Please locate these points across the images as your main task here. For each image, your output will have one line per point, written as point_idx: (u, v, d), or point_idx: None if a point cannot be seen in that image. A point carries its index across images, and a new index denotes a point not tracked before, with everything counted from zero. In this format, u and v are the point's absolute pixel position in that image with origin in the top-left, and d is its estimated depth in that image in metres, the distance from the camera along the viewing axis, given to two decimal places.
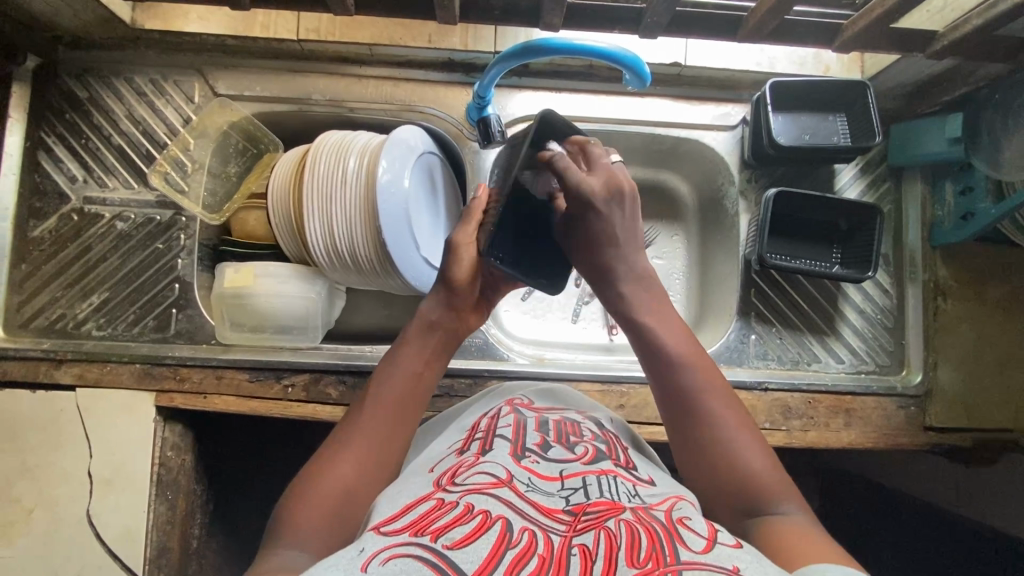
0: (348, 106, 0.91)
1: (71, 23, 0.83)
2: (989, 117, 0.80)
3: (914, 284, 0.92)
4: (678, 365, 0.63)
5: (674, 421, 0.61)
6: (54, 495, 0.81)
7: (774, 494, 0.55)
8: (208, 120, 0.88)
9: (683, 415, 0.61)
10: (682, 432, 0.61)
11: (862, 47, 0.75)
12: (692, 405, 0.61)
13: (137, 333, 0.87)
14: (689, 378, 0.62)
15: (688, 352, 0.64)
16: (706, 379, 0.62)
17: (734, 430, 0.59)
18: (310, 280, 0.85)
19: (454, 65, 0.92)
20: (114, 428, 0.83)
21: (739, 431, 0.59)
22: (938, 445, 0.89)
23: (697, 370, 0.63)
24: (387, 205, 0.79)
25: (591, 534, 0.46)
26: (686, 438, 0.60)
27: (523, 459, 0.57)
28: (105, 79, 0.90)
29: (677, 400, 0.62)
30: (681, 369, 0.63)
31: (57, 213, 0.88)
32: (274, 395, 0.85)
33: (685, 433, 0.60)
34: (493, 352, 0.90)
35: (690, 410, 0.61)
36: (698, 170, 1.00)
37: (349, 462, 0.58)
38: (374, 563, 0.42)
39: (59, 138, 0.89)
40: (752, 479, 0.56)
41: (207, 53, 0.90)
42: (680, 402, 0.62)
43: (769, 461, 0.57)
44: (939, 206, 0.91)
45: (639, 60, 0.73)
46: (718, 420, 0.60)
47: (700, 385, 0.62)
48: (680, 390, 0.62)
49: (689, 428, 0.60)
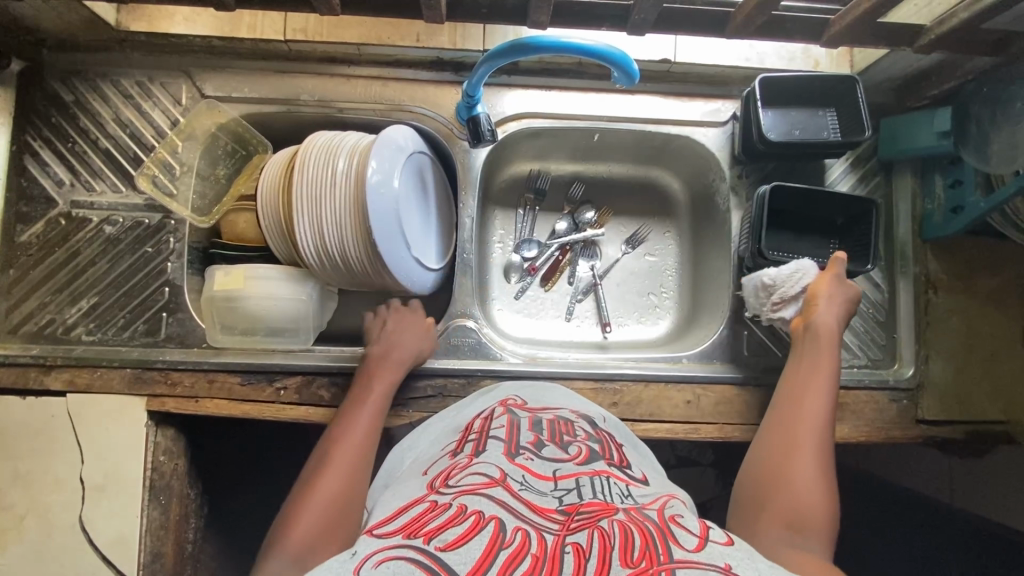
0: (336, 105, 0.90)
1: (55, 25, 0.82)
2: (977, 111, 0.81)
3: (905, 277, 0.92)
4: (807, 397, 0.72)
5: (767, 445, 0.69)
6: (45, 501, 0.80)
7: (797, 511, 0.60)
8: (195, 123, 0.89)
9: (785, 423, 0.71)
10: (775, 436, 0.70)
11: (850, 42, 0.75)
12: (797, 424, 0.70)
13: (129, 337, 0.87)
14: (795, 426, 0.70)
15: (814, 407, 0.71)
16: (825, 430, 0.69)
17: (813, 465, 0.65)
18: (300, 283, 0.86)
19: (442, 64, 0.91)
20: (106, 434, 0.82)
21: (815, 468, 0.65)
22: (928, 437, 0.90)
23: (806, 423, 0.70)
24: (377, 205, 0.78)
25: (584, 533, 0.46)
26: (770, 450, 0.68)
27: (517, 457, 0.57)
28: (91, 81, 0.89)
29: (787, 414, 0.71)
30: (797, 418, 0.70)
31: (44, 218, 0.88)
32: (265, 398, 0.85)
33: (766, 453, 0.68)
34: (485, 351, 0.89)
35: (793, 430, 0.69)
36: (687, 167, 1.00)
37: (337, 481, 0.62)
38: (367, 567, 0.42)
39: (45, 143, 0.88)
40: (797, 505, 0.61)
41: (194, 54, 0.90)
42: (783, 432, 0.70)
43: (822, 501, 0.62)
44: (929, 198, 0.91)
45: (627, 56, 0.72)
46: (806, 448, 0.67)
47: (806, 433, 0.69)
48: (794, 409, 0.71)
49: (775, 445, 0.69)
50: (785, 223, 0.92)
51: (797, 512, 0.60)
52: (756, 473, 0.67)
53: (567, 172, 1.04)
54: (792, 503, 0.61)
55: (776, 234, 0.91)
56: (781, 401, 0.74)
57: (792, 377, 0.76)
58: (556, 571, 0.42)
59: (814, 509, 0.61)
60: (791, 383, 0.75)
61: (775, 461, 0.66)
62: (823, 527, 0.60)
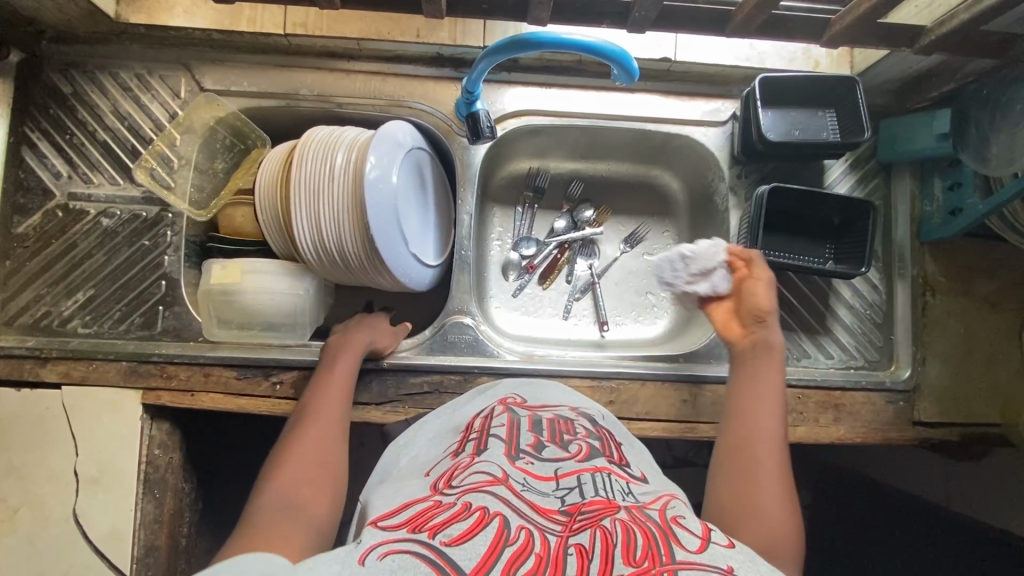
0: (336, 100, 0.90)
1: (55, 16, 0.82)
2: (977, 113, 0.81)
3: (903, 279, 0.92)
4: (762, 412, 0.68)
5: (726, 460, 0.66)
6: (38, 493, 0.80)
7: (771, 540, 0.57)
8: (194, 116, 0.88)
9: (743, 438, 0.66)
10: (733, 450, 0.66)
11: (850, 42, 0.75)
12: (755, 442, 0.66)
13: (124, 330, 0.86)
14: (753, 440, 0.66)
15: (767, 420, 0.67)
16: (782, 444, 0.66)
17: (776, 483, 0.62)
18: (297, 277, 0.85)
19: (442, 59, 0.91)
20: (101, 427, 0.82)
21: (779, 486, 0.62)
22: (924, 439, 0.90)
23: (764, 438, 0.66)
24: (375, 201, 0.77)
25: (587, 533, 0.45)
26: (731, 468, 0.64)
27: (518, 459, 0.56)
28: (90, 73, 0.89)
29: (743, 429, 0.67)
30: (756, 433, 0.66)
31: (41, 210, 0.87)
32: (262, 393, 0.85)
33: (728, 471, 0.64)
34: (482, 348, 0.89)
35: (753, 445, 0.65)
36: (687, 166, 1.00)
37: (317, 444, 0.66)
38: (371, 558, 0.42)
39: (43, 134, 0.88)
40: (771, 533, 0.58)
41: (193, 47, 0.89)
42: (741, 446, 0.66)
43: (790, 528, 0.59)
44: (927, 200, 0.91)
45: (627, 54, 0.72)
46: (767, 467, 0.64)
47: (765, 449, 0.65)
48: (750, 424, 0.67)
49: (735, 460, 0.65)
50: (784, 223, 0.92)
51: (770, 541, 0.57)
52: (721, 498, 0.63)
53: (567, 170, 1.04)
54: (765, 531, 0.58)
55: (774, 234, 0.91)
56: (734, 412, 0.70)
57: (745, 391, 0.71)
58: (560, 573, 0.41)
59: (784, 538, 0.58)
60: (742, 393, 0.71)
61: (737, 485, 0.62)
62: (792, 554, 0.58)
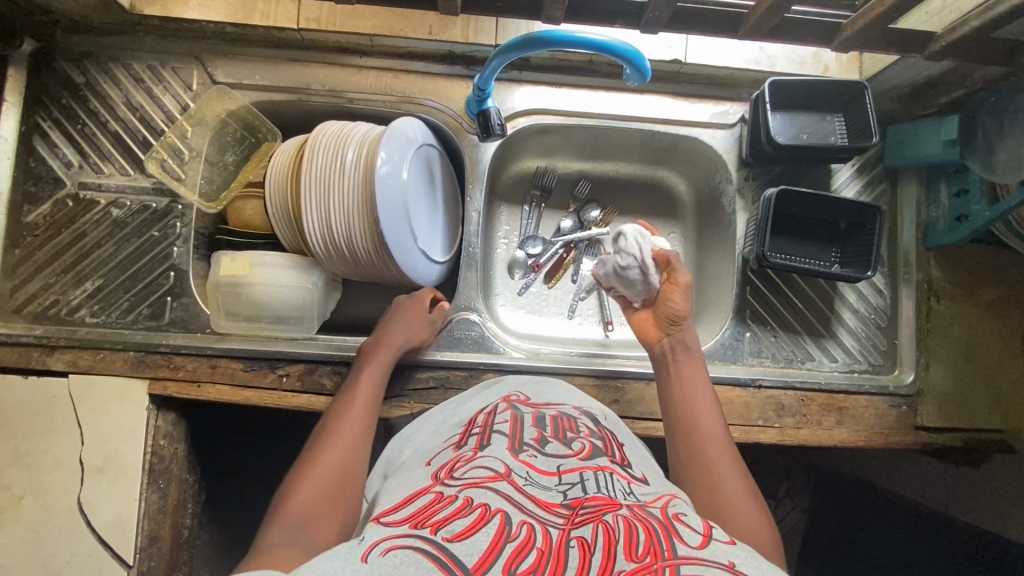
0: (347, 96, 0.91)
1: (70, 7, 0.83)
2: (985, 121, 0.82)
3: (908, 284, 0.93)
4: (700, 413, 0.69)
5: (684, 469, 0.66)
6: (44, 481, 0.80)
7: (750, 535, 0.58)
8: (205, 109, 0.89)
9: (691, 442, 0.67)
10: (686, 457, 0.66)
11: (861, 46, 0.76)
12: (703, 446, 0.66)
13: (132, 320, 0.87)
14: (701, 443, 0.67)
15: (708, 419, 0.69)
16: (724, 438, 0.67)
17: (736, 477, 0.63)
18: (306, 271, 0.86)
19: (454, 57, 0.92)
20: (108, 417, 0.82)
21: (738, 480, 0.63)
22: (926, 444, 0.90)
23: (709, 438, 0.67)
24: (386, 196, 0.78)
25: (589, 527, 0.46)
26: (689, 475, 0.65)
27: (521, 453, 0.57)
28: (103, 64, 0.89)
29: (686, 433, 0.68)
30: (701, 436, 0.67)
31: (52, 198, 0.88)
32: (268, 385, 0.85)
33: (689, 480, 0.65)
34: (488, 345, 0.89)
35: (703, 446, 0.66)
36: (695, 168, 1.01)
37: (337, 457, 0.65)
38: (374, 554, 0.43)
39: (55, 124, 0.88)
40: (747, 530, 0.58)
41: (206, 40, 0.90)
42: (691, 451, 0.66)
43: (762, 517, 0.60)
44: (934, 207, 0.92)
45: (640, 54, 0.71)
46: (723, 466, 0.64)
47: (711, 449, 0.66)
48: (693, 429, 0.68)
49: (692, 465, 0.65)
50: (790, 225, 0.92)
51: (752, 540, 0.57)
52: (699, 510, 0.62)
53: (574, 170, 1.05)
54: (742, 529, 0.58)
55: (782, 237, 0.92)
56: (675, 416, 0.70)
57: (680, 401, 0.71)
58: (561, 565, 0.42)
59: (762, 530, 0.59)
60: (671, 398, 0.72)
61: (704, 493, 0.63)
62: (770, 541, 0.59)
